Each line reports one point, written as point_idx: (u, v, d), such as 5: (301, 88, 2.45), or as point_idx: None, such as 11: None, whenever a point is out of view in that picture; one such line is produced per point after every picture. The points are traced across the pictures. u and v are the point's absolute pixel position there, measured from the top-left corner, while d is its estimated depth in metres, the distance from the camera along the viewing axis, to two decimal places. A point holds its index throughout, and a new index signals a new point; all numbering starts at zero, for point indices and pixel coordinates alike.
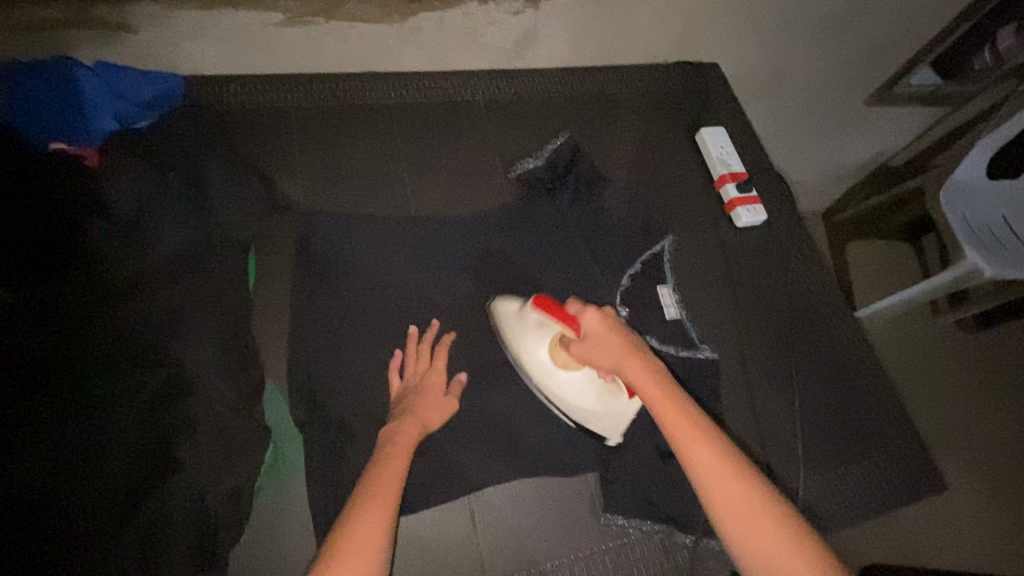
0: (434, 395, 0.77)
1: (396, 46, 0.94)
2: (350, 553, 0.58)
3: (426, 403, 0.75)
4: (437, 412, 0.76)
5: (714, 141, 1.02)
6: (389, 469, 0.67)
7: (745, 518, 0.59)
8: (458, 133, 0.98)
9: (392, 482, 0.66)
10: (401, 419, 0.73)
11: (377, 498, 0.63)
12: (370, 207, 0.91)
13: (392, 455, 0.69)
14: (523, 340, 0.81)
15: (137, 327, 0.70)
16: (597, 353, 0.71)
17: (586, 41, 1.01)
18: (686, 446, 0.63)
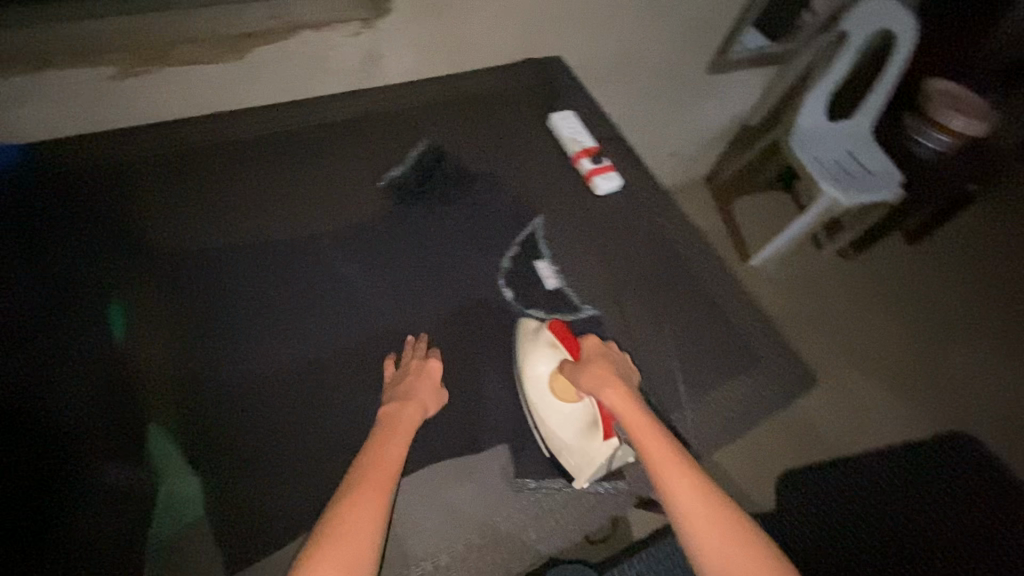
0: (431, 380, 0.76)
1: (243, 82, 0.95)
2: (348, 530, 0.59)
3: (417, 386, 0.74)
4: (430, 396, 0.74)
5: (566, 125, 1.09)
6: (385, 446, 0.68)
7: (705, 525, 0.63)
8: (318, 150, 0.98)
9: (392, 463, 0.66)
10: (400, 403, 0.72)
11: (366, 489, 0.63)
12: (229, 228, 0.87)
13: (392, 432, 0.69)
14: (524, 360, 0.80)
15: (10, 383, 0.70)
16: (592, 373, 0.75)
17: (431, 48, 1.07)
18: (659, 473, 0.66)
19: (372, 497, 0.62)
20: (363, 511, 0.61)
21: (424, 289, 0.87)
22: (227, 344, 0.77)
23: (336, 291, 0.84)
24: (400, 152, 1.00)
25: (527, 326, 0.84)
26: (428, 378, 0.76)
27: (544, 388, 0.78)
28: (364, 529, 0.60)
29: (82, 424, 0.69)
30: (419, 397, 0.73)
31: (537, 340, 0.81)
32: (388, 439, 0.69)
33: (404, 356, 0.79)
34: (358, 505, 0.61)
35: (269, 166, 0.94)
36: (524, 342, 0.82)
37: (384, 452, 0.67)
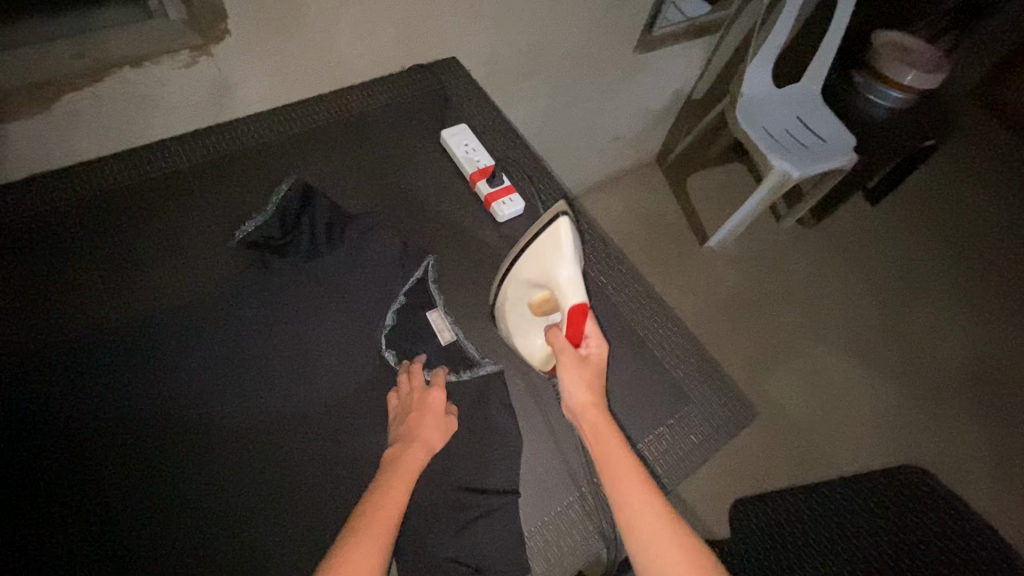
0: (433, 414, 0.70)
1: (59, 136, 0.80)
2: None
3: (419, 424, 0.68)
4: (435, 430, 0.68)
5: (458, 141, 0.96)
6: (390, 492, 0.61)
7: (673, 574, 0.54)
8: (163, 206, 0.84)
9: (392, 513, 0.59)
10: (403, 443, 0.66)
11: (364, 538, 0.56)
12: (51, 315, 0.73)
13: (394, 478, 0.62)
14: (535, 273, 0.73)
15: None
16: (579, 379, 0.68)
17: (292, 69, 0.93)
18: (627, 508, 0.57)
19: (377, 543, 0.56)
20: (361, 564, 0.54)
21: (292, 366, 0.74)
22: (41, 472, 0.63)
23: (184, 382, 0.71)
24: (263, 198, 0.87)
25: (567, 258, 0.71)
26: (432, 409, 0.70)
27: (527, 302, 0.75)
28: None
29: None
30: (423, 436, 0.67)
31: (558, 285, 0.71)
32: (391, 485, 0.62)
33: (403, 384, 0.73)
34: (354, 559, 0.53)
35: (100, 235, 0.80)
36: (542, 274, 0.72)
37: (388, 499, 0.60)
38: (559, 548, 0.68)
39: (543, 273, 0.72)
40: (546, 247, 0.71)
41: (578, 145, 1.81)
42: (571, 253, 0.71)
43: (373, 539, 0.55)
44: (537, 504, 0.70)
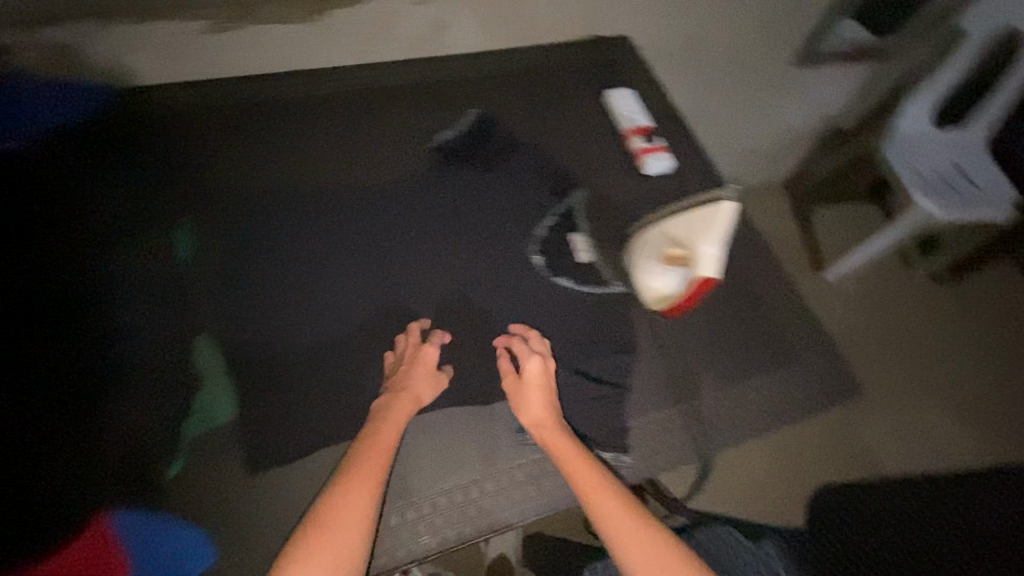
0: (425, 367, 0.75)
1: (314, 45, 1.00)
2: (333, 521, 0.60)
3: (410, 375, 0.73)
4: (425, 383, 0.74)
5: (620, 103, 1.07)
6: (374, 444, 0.68)
7: (636, 548, 0.63)
8: (375, 112, 1.01)
9: (379, 458, 0.67)
10: (393, 394, 0.72)
11: (358, 479, 0.64)
12: (285, 177, 0.90)
13: (381, 429, 0.70)
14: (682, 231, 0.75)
15: (86, 286, 0.77)
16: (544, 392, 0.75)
17: (494, 19, 1.09)
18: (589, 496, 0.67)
19: (363, 482, 0.64)
20: (354, 502, 0.62)
21: (452, 248, 0.88)
22: (271, 277, 0.81)
23: (374, 240, 0.86)
24: (452, 117, 1.03)
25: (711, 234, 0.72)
26: (422, 364, 0.74)
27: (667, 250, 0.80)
28: (352, 524, 0.61)
29: (140, 322, 0.75)
30: (412, 389, 0.72)
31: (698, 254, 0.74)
32: (379, 433, 0.69)
33: (398, 344, 0.77)
34: (343, 499, 0.62)
35: (327, 122, 0.97)
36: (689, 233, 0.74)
37: (376, 444, 0.68)
38: (654, 444, 0.79)
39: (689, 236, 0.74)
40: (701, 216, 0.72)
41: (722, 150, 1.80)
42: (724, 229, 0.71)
43: (357, 486, 0.63)
44: (643, 406, 0.81)
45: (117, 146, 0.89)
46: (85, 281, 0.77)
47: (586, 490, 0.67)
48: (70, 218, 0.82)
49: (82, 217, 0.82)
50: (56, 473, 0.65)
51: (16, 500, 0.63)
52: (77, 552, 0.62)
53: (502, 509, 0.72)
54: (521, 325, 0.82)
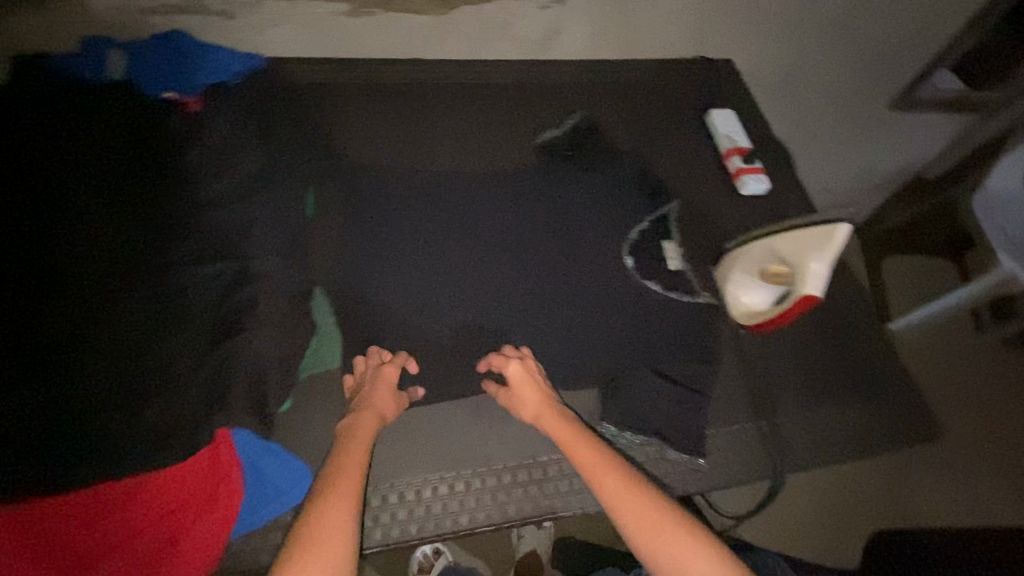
0: (389, 385, 0.72)
1: (438, 36, 1.06)
2: (319, 539, 0.55)
3: (372, 394, 0.71)
4: (386, 400, 0.71)
5: (723, 122, 1.09)
6: (341, 462, 0.64)
7: (641, 520, 0.60)
8: (488, 106, 1.07)
9: (349, 472, 0.63)
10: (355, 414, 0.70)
11: (335, 494, 0.60)
12: (401, 156, 0.97)
13: (347, 446, 0.66)
14: (789, 247, 0.75)
15: (217, 228, 0.77)
16: (536, 400, 0.74)
17: (607, 30, 1.13)
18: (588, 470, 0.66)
19: (340, 495, 0.59)
20: (336, 513, 0.57)
21: (552, 239, 0.91)
22: (382, 245, 0.84)
23: (478, 223, 0.89)
24: (557, 119, 1.08)
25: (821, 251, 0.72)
26: (386, 383, 0.72)
27: (766, 267, 0.80)
28: (340, 536, 0.56)
29: (268, 267, 0.76)
30: (372, 405, 0.70)
31: (800, 271, 0.73)
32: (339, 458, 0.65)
33: (358, 366, 0.75)
34: (323, 515, 0.57)
35: (442, 110, 1.04)
36: (796, 249, 0.74)
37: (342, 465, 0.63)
38: (728, 454, 0.81)
39: (795, 252, 0.74)
40: (811, 234, 0.73)
41: (810, 185, 1.75)
42: (835, 251, 0.70)
43: (336, 501, 0.58)
44: (721, 417, 0.83)
45: (258, 99, 0.89)
46: (215, 223, 0.77)
47: (601, 485, 0.64)
48: (210, 157, 0.81)
49: (221, 163, 0.80)
50: (178, 403, 0.67)
51: (149, 424, 0.66)
52: (197, 478, 0.66)
53: (580, 493, 0.76)
54: (562, 322, 0.84)
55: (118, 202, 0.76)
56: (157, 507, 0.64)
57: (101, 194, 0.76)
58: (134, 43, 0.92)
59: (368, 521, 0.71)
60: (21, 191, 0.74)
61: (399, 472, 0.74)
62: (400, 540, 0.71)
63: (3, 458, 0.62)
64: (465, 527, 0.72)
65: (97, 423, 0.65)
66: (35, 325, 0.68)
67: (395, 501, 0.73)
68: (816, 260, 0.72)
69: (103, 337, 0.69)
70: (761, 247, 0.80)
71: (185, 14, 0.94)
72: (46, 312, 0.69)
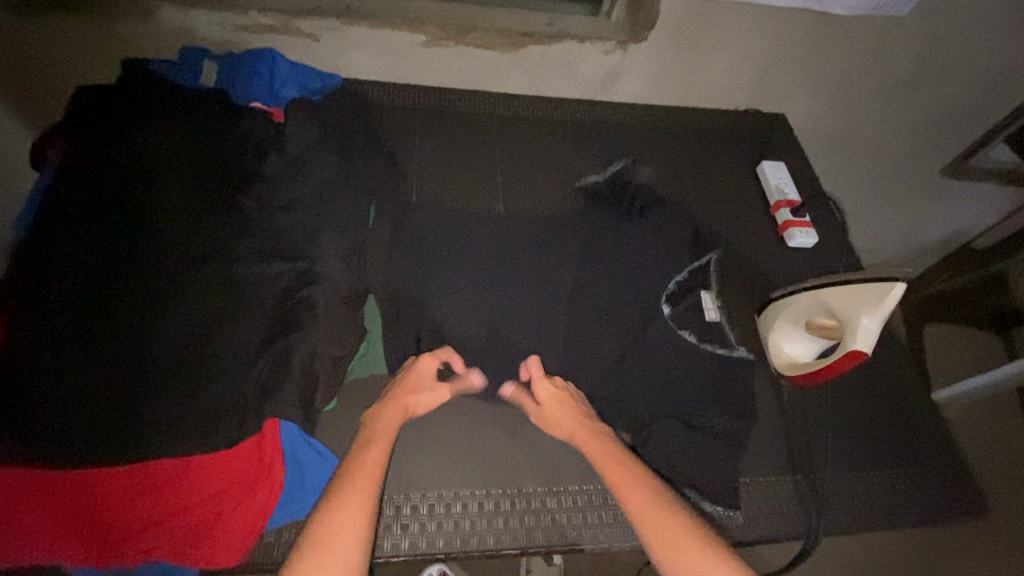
0: (422, 380, 0.76)
1: (505, 71, 1.12)
2: (330, 533, 0.56)
3: (407, 387, 0.75)
4: (415, 395, 0.75)
5: (773, 173, 1.10)
6: (367, 452, 0.67)
7: (671, 541, 0.60)
8: (545, 139, 1.12)
9: (373, 465, 0.65)
10: (383, 405, 0.74)
11: (352, 489, 0.61)
12: (460, 179, 1.02)
13: (372, 437, 0.69)
14: (840, 301, 0.74)
15: (288, 229, 0.81)
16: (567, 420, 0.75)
17: (666, 77, 1.18)
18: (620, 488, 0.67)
19: (358, 489, 0.61)
20: (350, 507, 0.59)
21: (600, 271, 0.92)
22: (434, 262, 0.88)
23: (529, 249, 0.93)
24: (610, 157, 1.11)
25: (871, 307, 0.71)
26: (419, 375, 0.76)
27: (813, 318, 0.80)
28: (352, 532, 0.57)
29: (329, 270, 0.77)
30: (402, 399, 0.74)
31: (851, 325, 0.72)
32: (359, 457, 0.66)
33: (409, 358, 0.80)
34: (339, 508, 0.59)
35: (502, 138, 1.09)
36: (848, 303, 0.73)
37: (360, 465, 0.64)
38: (762, 507, 0.80)
39: (846, 307, 0.73)
40: (864, 290, 0.72)
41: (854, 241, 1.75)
42: (889, 309, 0.69)
43: (355, 494, 0.60)
44: (755, 468, 0.83)
45: (337, 112, 0.95)
46: (288, 224, 0.81)
47: (633, 503, 0.65)
48: (291, 160, 0.86)
49: (300, 169, 0.84)
50: (234, 388, 0.70)
51: (204, 408, 0.68)
52: (244, 464, 0.68)
53: (608, 526, 0.75)
54: (601, 355, 0.86)
55: (200, 196, 0.82)
56: (200, 487, 0.66)
57: (187, 188, 0.82)
58: (229, 54, 1.00)
59: (397, 530, 0.71)
60: (116, 176, 0.80)
61: (432, 483, 0.75)
62: (424, 553, 0.70)
63: (74, 425, 0.65)
64: (491, 548, 0.71)
65: (156, 398, 0.68)
66: (113, 297, 0.73)
67: (425, 513, 0.73)
68: (867, 316, 0.71)
69: (171, 321, 0.73)
70: (808, 299, 0.79)
71: (279, 34, 1.02)
72: (123, 286, 0.73)
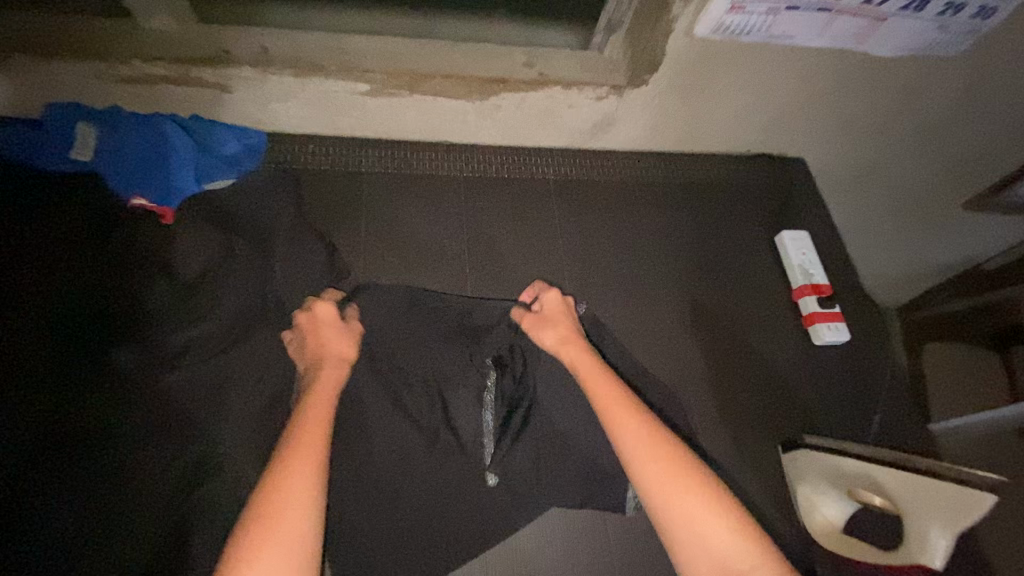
0: (332, 327, 0.68)
1: (474, 120, 0.90)
2: (280, 490, 0.51)
3: (323, 339, 0.67)
4: (342, 340, 0.68)
5: (796, 248, 0.93)
6: (314, 398, 0.61)
7: (666, 477, 0.56)
8: (523, 206, 0.91)
9: (322, 408, 0.60)
10: (315, 365, 0.65)
11: (299, 440, 0.56)
12: (419, 271, 0.82)
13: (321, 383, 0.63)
14: (914, 493, 0.61)
15: (183, 395, 0.65)
16: (563, 350, 0.71)
17: (670, 123, 0.96)
18: (614, 423, 0.61)
19: (309, 436, 0.57)
20: (298, 456, 0.54)
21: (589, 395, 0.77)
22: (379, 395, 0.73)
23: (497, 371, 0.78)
24: (603, 228, 0.92)
25: (945, 514, 0.57)
26: (325, 324, 0.68)
27: (863, 495, 0.65)
28: (303, 481, 0.52)
29: (236, 451, 0.63)
30: (329, 350, 0.66)
31: (919, 529, 0.59)
32: (311, 405, 0.60)
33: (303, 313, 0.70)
34: (286, 466, 0.53)
35: (472, 208, 0.89)
36: (923, 501, 0.59)
37: (311, 417, 0.59)
38: None
39: (920, 504, 0.60)
40: (945, 495, 0.58)
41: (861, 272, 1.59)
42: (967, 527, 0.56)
43: (304, 445, 0.55)
44: None
45: (245, 208, 0.76)
46: (180, 389, 0.65)
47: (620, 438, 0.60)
48: (184, 291, 0.69)
49: (194, 309, 0.68)
50: None
51: None
52: None
53: None
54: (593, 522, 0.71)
55: (70, 350, 0.65)
56: None
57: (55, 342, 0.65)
58: (104, 117, 0.75)
59: None
60: None
61: None
62: None
63: None
64: None
65: None
66: None
67: None
68: (941, 525, 0.57)
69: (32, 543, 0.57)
70: (859, 467, 0.66)
71: (173, 87, 0.78)
72: None
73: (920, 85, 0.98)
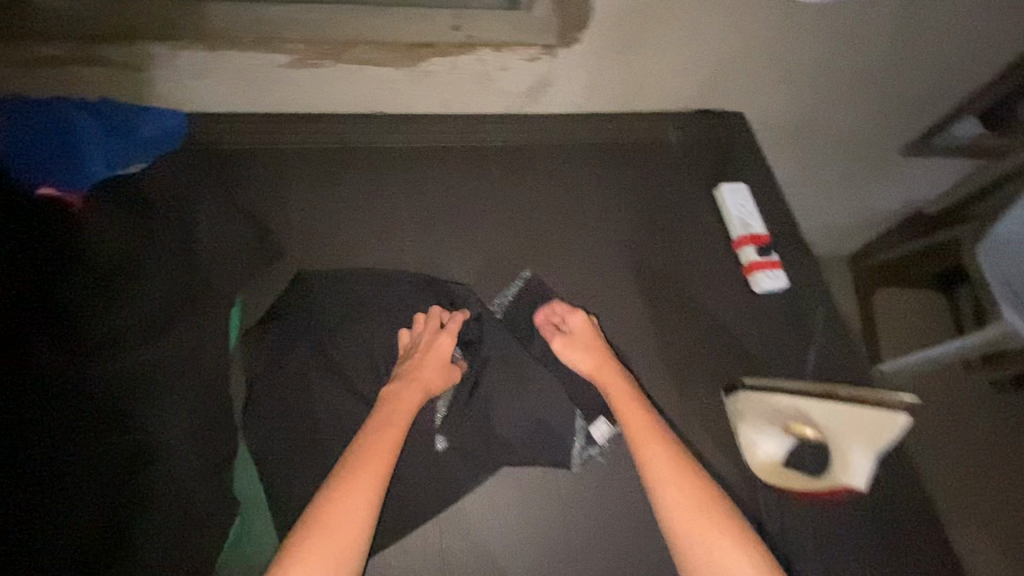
0: (439, 356, 0.73)
1: (405, 88, 0.88)
2: (333, 529, 0.58)
3: (424, 365, 0.72)
4: (437, 374, 0.72)
5: (735, 200, 0.94)
6: (384, 433, 0.66)
7: (666, 482, 0.65)
8: (461, 174, 0.89)
9: (390, 442, 0.65)
10: (402, 381, 0.70)
11: (358, 478, 0.61)
12: (356, 246, 0.81)
13: (394, 416, 0.68)
14: (840, 418, 0.68)
15: (113, 387, 0.66)
16: (589, 355, 0.75)
17: (606, 83, 0.96)
18: (635, 436, 0.68)
19: (367, 476, 0.62)
20: (356, 497, 0.60)
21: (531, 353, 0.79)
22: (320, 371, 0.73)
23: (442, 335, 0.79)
24: (544, 191, 0.92)
25: (869, 435, 0.67)
26: (436, 354, 0.72)
27: (793, 428, 0.70)
28: (356, 521, 0.59)
29: (170, 438, 0.65)
30: (425, 378, 0.71)
31: (844, 453, 0.68)
32: (379, 440, 0.65)
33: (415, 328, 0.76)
34: (345, 503, 0.59)
35: (407, 178, 0.87)
36: (849, 426, 0.68)
37: (375, 453, 0.63)
38: None
39: (846, 429, 0.68)
40: (868, 417, 0.67)
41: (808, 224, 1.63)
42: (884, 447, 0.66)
43: (360, 486, 0.61)
44: None
45: (162, 195, 0.75)
46: (109, 379, 0.66)
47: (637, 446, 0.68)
48: (105, 282, 0.70)
49: (119, 301, 0.69)
50: None
51: None
52: None
53: None
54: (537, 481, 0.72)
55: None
56: None
57: None
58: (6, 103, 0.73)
59: None
60: None
61: None
62: None
63: None
64: None
65: None
66: None
67: None
68: (864, 444, 0.67)
69: None
70: (790, 404, 0.71)
71: (79, 67, 0.75)
72: None
73: (846, 31, 1.00)
